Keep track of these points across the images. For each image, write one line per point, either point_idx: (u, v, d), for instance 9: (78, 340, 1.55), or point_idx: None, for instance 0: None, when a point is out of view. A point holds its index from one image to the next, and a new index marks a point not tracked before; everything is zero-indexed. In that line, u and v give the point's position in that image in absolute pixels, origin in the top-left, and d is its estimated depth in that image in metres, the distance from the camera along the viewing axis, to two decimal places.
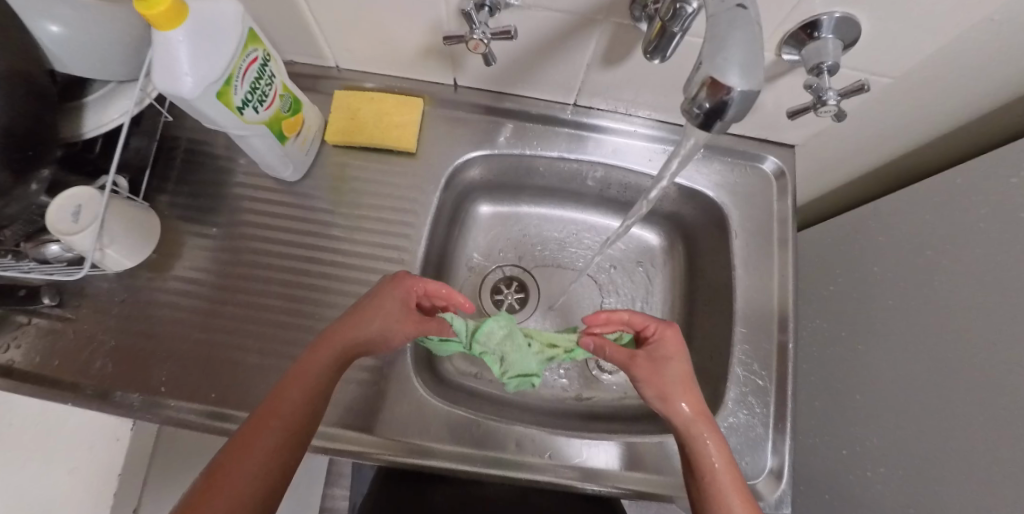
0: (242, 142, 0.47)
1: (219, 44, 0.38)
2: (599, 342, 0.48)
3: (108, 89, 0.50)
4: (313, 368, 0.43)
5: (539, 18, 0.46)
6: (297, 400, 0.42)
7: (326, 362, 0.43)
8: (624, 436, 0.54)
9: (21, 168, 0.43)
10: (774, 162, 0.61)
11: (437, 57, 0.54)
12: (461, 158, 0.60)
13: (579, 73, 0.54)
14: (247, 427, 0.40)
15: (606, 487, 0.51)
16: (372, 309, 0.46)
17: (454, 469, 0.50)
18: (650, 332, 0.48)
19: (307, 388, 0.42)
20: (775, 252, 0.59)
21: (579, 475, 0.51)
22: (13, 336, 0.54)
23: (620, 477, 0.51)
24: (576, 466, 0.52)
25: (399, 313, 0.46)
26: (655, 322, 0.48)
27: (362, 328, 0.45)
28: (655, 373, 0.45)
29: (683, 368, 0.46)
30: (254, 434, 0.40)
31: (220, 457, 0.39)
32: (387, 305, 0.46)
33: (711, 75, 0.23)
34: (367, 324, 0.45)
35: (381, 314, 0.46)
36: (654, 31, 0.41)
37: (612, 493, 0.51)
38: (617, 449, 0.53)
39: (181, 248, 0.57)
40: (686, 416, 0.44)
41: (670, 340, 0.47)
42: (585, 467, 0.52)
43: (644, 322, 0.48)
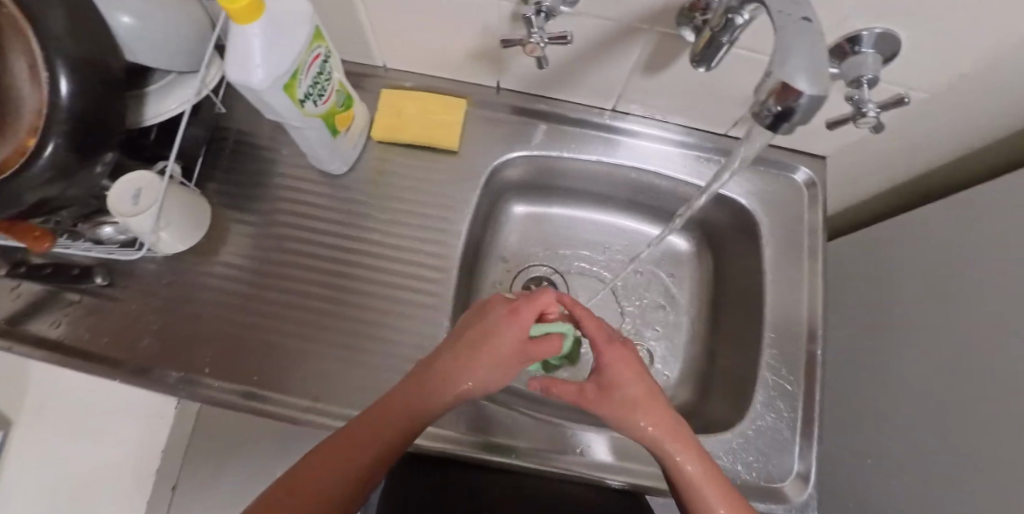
0: (296, 134, 0.49)
1: (290, 40, 0.40)
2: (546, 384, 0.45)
3: (169, 79, 0.52)
4: (420, 390, 0.43)
5: (589, 26, 0.48)
6: (397, 418, 0.42)
7: (433, 385, 0.43)
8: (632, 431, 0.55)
9: (89, 153, 0.45)
10: (806, 173, 0.62)
11: (483, 59, 0.56)
12: (500, 158, 0.62)
13: (620, 80, 0.55)
14: (343, 436, 0.41)
15: (611, 477, 0.53)
16: (489, 329, 0.43)
17: (464, 455, 0.52)
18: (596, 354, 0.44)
19: (407, 409, 0.42)
20: (804, 261, 0.60)
21: (586, 465, 0.53)
22: (66, 312, 0.56)
23: (621, 469, 0.53)
24: (584, 457, 0.53)
25: (517, 333, 0.43)
26: (595, 344, 0.44)
27: (478, 349, 0.43)
28: (608, 402, 0.43)
29: (637, 387, 0.43)
30: (349, 445, 0.41)
31: (314, 459, 0.40)
32: (500, 329, 0.43)
33: (783, 80, 0.24)
34: (478, 351, 0.43)
35: (496, 337, 0.43)
36: (702, 42, 0.42)
37: (617, 483, 0.53)
38: (625, 442, 0.54)
39: (227, 235, 0.59)
40: (648, 434, 0.42)
41: (615, 362, 0.43)
42: (593, 458, 0.53)
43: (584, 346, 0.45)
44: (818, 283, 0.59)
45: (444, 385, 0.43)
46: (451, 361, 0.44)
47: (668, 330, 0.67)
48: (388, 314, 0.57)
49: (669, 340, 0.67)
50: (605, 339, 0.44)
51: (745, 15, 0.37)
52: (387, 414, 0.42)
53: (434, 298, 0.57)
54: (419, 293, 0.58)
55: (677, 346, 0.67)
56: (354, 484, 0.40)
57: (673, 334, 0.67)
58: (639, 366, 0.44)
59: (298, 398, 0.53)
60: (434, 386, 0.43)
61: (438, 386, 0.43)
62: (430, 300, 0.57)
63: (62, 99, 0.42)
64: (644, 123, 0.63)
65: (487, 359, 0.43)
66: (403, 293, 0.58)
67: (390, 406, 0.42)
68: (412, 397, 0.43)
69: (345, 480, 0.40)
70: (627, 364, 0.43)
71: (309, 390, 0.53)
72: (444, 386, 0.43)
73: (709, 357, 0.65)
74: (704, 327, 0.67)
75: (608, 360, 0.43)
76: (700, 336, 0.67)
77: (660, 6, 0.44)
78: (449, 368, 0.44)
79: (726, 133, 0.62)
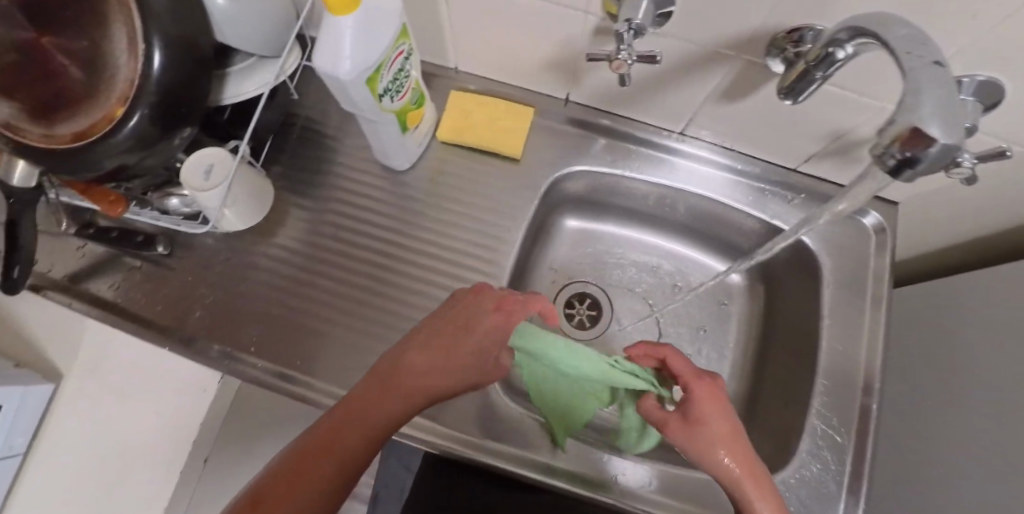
0: (369, 127, 0.50)
1: (379, 35, 0.40)
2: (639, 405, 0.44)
3: (250, 63, 0.53)
4: (389, 386, 0.40)
5: (673, 47, 0.47)
6: (368, 417, 0.39)
7: (412, 385, 0.41)
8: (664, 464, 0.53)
9: (170, 127, 0.46)
10: (875, 218, 0.60)
11: (557, 70, 0.56)
12: (562, 170, 0.61)
13: (695, 104, 0.54)
14: (316, 440, 0.39)
15: (637, 508, 0.50)
16: (466, 327, 0.43)
17: (489, 465, 0.51)
18: (682, 387, 0.43)
19: (377, 407, 0.40)
20: (866, 309, 0.57)
21: (612, 492, 0.51)
22: (124, 276, 0.58)
23: (650, 502, 0.51)
24: (611, 484, 0.51)
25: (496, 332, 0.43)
26: (687, 374, 0.43)
27: (455, 345, 0.42)
28: (692, 436, 0.40)
29: (721, 421, 0.40)
30: (324, 452, 0.38)
31: (286, 465, 0.38)
32: (477, 325, 0.43)
33: (913, 126, 0.24)
34: (453, 344, 0.42)
35: (475, 334, 0.43)
36: (794, 74, 0.41)
37: None
38: (656, 474, 0.52)
39: (285, 218, 0.60)
40: (733, 475, 0.39)
41: (702, 396, 0.41)
42: (620, 485, 0.51)
43: (674, 375, 0.43)
44: (879, 334, 0.56)
45: (418, 382, 0.41)
46: (426, 356, 0.42)
47: (711, 363, 0.65)
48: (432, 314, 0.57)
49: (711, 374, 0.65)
50: (693, 371, 0.43)
51: (847, 50, 0.35)
52: (355, 411, 0.40)
53: None
54: None
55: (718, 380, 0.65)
56: (333, 489, 0.38)
57: (715, 368, 0.65)
58: (727, 402, 0.42)
59: (338, 388, 0.53)
60: (405, 383, 0.41)
61: (409, 383, 0.41)
62: None
63: (154, 73, 0.43)
64: (711, 150, 0.61)
65: (467, 357, 0.42)
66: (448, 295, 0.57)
67: (359, 403, 0.40)
68: (382, 393, 0.40)
69: (323, 486, 0.37)
70: (714, 400, 0.41)
71: (348, 382, 0.53)
72: (421, 384, 0.41)
73: (752, 396, 0.63)
74: (749, 365, 0.65)
75: (693, 393, 0.41)
76: (743, 374, 0.65)
77: (753, 33, 0.43)
78: (420, 362, 0.42)
79: (795, 168, 0.60)
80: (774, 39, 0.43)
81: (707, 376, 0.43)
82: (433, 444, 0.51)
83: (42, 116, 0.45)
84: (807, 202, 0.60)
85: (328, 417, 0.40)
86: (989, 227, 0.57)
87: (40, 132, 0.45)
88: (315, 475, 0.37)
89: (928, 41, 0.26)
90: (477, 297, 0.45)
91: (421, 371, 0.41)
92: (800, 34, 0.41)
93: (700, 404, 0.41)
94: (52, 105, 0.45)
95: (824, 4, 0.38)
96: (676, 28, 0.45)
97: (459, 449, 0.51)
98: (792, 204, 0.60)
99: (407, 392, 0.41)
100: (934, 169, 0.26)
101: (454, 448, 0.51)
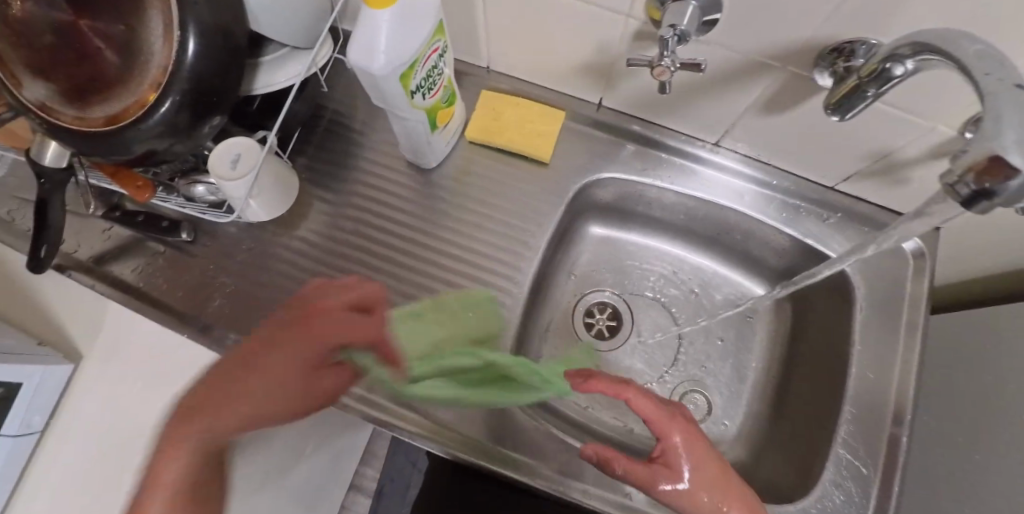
0: (398, 123, 0.49)
1: (415, 31, 0.40)
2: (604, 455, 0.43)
3: (282, 53, 0.53)
4: (248, 356, 0.42)
5: (715, 55, 0.46)
6: (272, 368, 0.42)
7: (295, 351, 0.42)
8: None
9: (201, 114, 0.46)
10: (915, 242, 0.57)
11: (592, 74, 0.55)
12: (592, 176, 0.60)
13: (733, 115, 0.52)
14: (178, 417, 0.39)
15: None
16: (322, 306, 0.45)
17: (498, 473, 0.50)
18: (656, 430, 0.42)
19: (285, 381, 0.42)
20: (901, 337, 0.55)
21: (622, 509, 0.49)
22: (149, 261, 0.59)
23: None
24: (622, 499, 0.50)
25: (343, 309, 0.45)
26: (658, 417, 0.42)
27: (320, 324, 0.43)
28: (673, 482, 0.41)
29: (700, 461, 0.41)
30: (183, 428, 0.38)
31: (166, 438, 0.38)
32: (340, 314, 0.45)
33: (994, 154, 0.23)
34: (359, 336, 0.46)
35: (330, 312, 0.44)
36: (844, 89, 0.39)
37: None
38: None
39: (308, 211, 0.60)
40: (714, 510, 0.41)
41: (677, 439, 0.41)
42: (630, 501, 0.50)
43: (648, 420, 0.42)
44: (913, 364, 0.54)
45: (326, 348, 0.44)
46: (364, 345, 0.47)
47: (732, 382, 0.64)
48: None
49: (730, 393, 0.63)
50: (664, 414, 0.42)
51: (906, 67, 0.33)
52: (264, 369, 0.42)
53: (499, 308, 0.57)
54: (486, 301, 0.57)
55: (738, 401, 0.63)
56: (194, 465, 0.38)
57: (735, 387, 0.64)
58: (700, 434, 0.43)
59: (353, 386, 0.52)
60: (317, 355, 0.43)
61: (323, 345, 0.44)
62: (495, 310, 0.57)
63: (187, 60, 0.43)
64: (747, 163, 0.59)
65: (321, 333, 0.43)
66: None
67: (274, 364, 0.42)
68: (290, 347, 0.43)
69: (187, 465, 0.38)
70: (688, 440, 0.42)
71: None
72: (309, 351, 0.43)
73: (773, 419, 0.61)
74: (772, 386, 0.63)
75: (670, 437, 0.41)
76: (764, 395, 0.63)
77: (802, 44, 0.41)
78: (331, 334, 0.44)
79: (832, 186, 0.58)
80: (824, 52, 0.41)
81: (675, 413, 0.43)
82: (444, 447, 0.50)
83: (76, 98, 0.45)
84: (843, 222, 0.58)
85: (204, 384, 0.41)
86: None
87: (73, 114, 0.45)
88: (221, 410, 0.39)
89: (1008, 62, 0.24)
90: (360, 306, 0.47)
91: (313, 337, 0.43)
92: (852, 47, 0.39)
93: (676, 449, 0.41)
94: (86, 87, 0.45)
95: (882, 18, 0.37)
96: (720, 36, 0.43)
97: (468, 454, 0.50)
98: (827, 224, 0.58)
99: (314, 373, 0.45)
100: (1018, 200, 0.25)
101: (464, 453, 0.50)
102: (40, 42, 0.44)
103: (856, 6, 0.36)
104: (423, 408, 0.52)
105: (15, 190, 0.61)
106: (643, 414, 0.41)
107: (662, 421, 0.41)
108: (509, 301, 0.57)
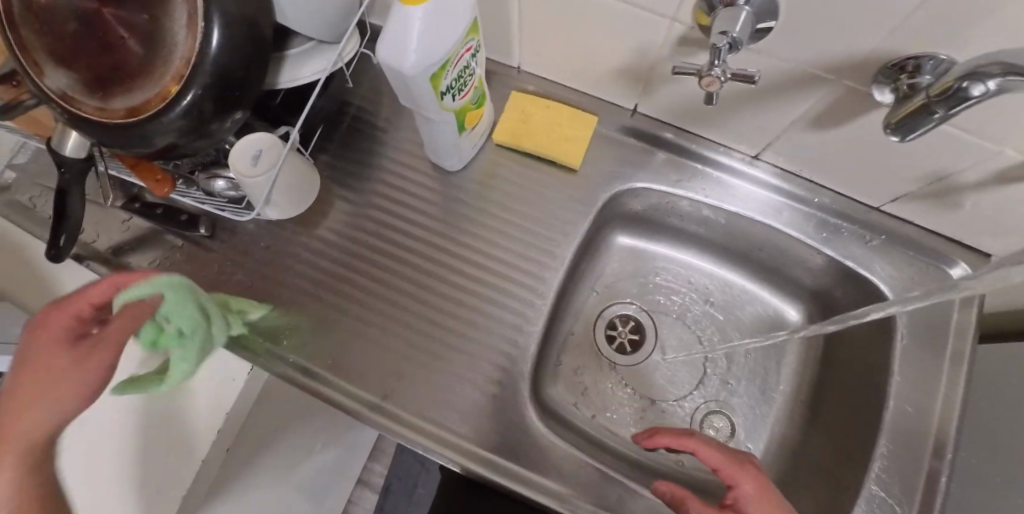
0: (425, 125, 0.47)
1: (449, 29, 0.37)
2: (678, 495, 0.45)
3: (307, 47, 0.51)
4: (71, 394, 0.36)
5: (764, 64, 0.43)
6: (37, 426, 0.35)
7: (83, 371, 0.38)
8: None
9: (223, 108, 0.45)
10: (964, 270, 0.53)
11: (628, 79, 0.52)
12: (623, 185, 0.58)
13: (776, 129, 0.50)
14: None
15: None
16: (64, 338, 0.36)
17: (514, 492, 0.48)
18: (728, 478, 0.44)
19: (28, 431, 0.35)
20: (944, 369, 0.52)
21: None
22: (165, 253, 0.57)
23: None
24: None
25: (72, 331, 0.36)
26: (728, 464, 0.44)
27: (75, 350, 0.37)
28: None
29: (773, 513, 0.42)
30: None
31: None
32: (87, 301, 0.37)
33: None
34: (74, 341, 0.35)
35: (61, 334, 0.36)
36: (909, 107, 0.36)
37: None
38: None
39: (328, 209, 0.59)
40: None
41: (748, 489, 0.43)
42: None
43: (717, 465, 0.44)
44: (957, 399, 0.51)
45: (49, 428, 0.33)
46: (58, 360, 0.34)
47: (758, 405, 0.61)
48: (472, 327, 0.55)
49: (755, 416, 0.61)
50: (733, 462, 0.44)
51: (980, 89, 0.31)
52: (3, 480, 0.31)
53: (520, 319, 0.55)
54: (508, 311, 0.55)
55: (764, 424, 0.61)
56: None
57: (761, 410, 0.61)
58: (772, 487, 0.44)
59: (368, 394, 0.51)
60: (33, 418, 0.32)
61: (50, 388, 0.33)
62: (516, 321, 0.55)
63: (211, 52, 0.42)
64: (788, 178, 0.56)
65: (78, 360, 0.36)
66: (488, 307, 0.55)
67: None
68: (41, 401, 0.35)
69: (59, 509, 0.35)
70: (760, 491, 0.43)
71: (381, 388, 0.52)
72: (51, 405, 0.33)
73: (801, 447, 0.58)
74: (800, 411, 0.60)
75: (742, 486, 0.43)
76: (791, 419, 0.60)
77: (863, 57, 0.38)
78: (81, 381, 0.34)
79: (878, 206, 0.55)
80: (885, 68, 0.38)
81: (745, 462, 0.45)
82: (460, 462, 0.48)
83: (98, 88, 0.44)
84: (887, 245, 0.55)
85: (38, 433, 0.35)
86: None
87: (95, 104, 0.44)
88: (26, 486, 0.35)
89: None
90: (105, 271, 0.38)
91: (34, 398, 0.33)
92: (918, 63, 0.36)
93: (748, 499, 0.43)
94: (109, 77, 0.43)
95: (957, 34, 0.34)
96: (771, 45, 0.41)
97: (484, 471, 0.48)
98: (870, 245, 0.55)
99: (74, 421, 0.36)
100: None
101: (479, 470, 0.48)
102: (63, 29, 0.43)
103: (929, 19, 0.33)
104: (439, 419, 0.50)
105: (35, 176, 0.60)
106: (709, 458, 0.44)
107: (735, 470, 0.44)
108: (530, 311, 0.55)
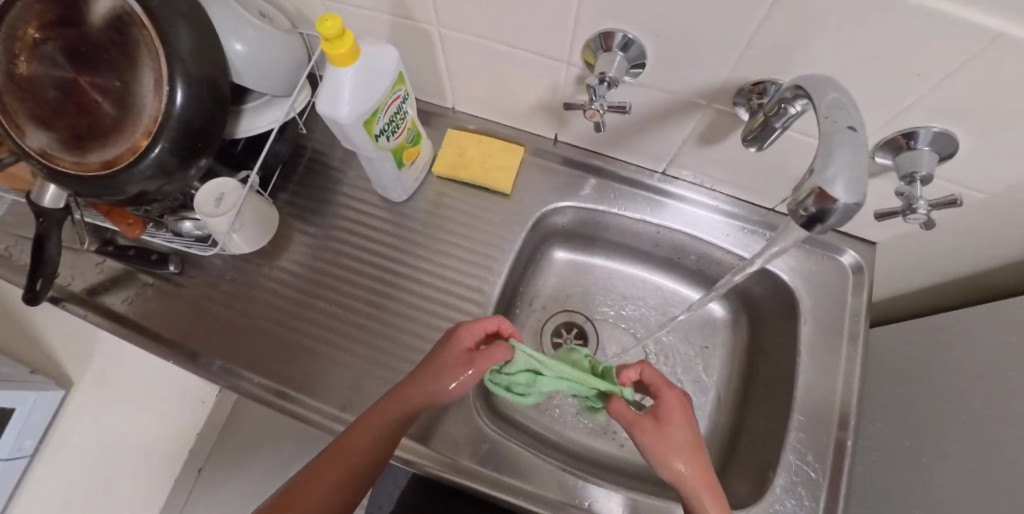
0: (368, 163, 0.54)
1: (376, 83, 0.45)
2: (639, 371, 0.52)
3: (262, 101, 0.59)
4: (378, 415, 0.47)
5: (647, 96, 0.52)
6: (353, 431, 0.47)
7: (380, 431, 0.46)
8: (631, 492, 0.55)
9: (190, 157, 0.50)
10: (852, 257, 0.62)
11: (547, 113, 0.61)
12: (551, 206, 0.66)
13: (672, 148, 0.59)
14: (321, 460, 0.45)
15: None
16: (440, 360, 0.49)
17: (476, 490, 0.53)
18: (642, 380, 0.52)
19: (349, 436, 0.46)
20: (843, 346, 0.59)
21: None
22: (136, 290, 0.62)
23: None
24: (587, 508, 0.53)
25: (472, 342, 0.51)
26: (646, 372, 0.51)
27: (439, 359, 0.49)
28: (660, 435, 0.46)
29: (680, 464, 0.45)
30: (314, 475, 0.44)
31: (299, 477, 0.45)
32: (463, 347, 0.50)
33: (821, 185, 0.26)
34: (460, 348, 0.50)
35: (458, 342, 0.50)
36: (756, 123, 0.43)
37: None
38: (625, 501, 0.54)
39: (289, 242, 0.65)
40: (680, 474, 0.45)
41: (679, 437, 0.46)
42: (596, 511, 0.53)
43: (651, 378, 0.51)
44: (855, 372, 0.58)
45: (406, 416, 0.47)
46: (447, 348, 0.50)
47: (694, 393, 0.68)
48: (422, 340, 0.60)
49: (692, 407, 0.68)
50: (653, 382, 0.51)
51: (796, 107, 0.38)
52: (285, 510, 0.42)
53: None
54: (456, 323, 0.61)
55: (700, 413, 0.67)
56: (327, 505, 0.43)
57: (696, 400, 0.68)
58: (696, 449, 0.46)
59: (328, 407, 0.56)
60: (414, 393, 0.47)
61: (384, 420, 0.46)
62: None
63: (176, 107, 0.47)
64: (697, 191, 0.64)
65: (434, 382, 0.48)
66: (436, 321, 0.61)
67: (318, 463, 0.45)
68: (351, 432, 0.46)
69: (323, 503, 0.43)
70: (684, 446, 0.46)
71: (340, 400, 0.57)
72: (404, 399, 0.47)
73: (732, 431, 0.64)
74: (729, 396, 0.67)
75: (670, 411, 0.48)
76: (723, 406, 0.67)
77: (719, 85, 0.47)
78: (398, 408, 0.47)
79: (773, 208, 0.63)
80: (741, 91, 0.46)
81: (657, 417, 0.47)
82: (437, 473, 0.53)
83: (73, 144, 0.49)
84: None
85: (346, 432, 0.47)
86: (957, 274, 0.60)
87: (71, 159, 0.50)
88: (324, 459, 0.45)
89: (850, 106, 0.29)
90: (455, 324, 0.51)
91: (363, 462, 0.45)
92: (763, 87, 0.45)
93: (666, 412, 0.48)
94: (85, 135, 0.49)
95: (785, 63, 0.42)
96: (650, 81, 0.49)
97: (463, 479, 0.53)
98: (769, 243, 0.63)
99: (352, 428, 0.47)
100: (841, 224, 0.28)
101: (457, 478, 0.53)
102: (43, 96, 0.49)
103: (757, 52, 0.42)
104: None
105: (14, 228, 0.64)
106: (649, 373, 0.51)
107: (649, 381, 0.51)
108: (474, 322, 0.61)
